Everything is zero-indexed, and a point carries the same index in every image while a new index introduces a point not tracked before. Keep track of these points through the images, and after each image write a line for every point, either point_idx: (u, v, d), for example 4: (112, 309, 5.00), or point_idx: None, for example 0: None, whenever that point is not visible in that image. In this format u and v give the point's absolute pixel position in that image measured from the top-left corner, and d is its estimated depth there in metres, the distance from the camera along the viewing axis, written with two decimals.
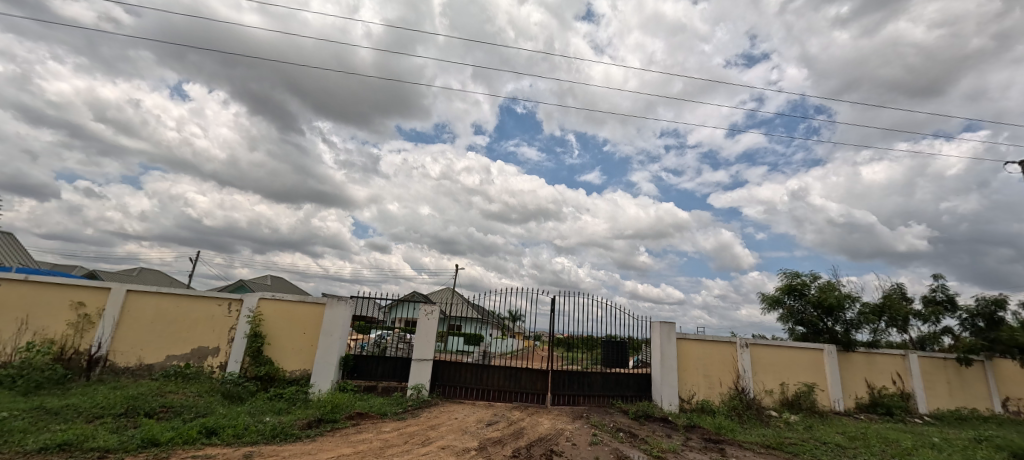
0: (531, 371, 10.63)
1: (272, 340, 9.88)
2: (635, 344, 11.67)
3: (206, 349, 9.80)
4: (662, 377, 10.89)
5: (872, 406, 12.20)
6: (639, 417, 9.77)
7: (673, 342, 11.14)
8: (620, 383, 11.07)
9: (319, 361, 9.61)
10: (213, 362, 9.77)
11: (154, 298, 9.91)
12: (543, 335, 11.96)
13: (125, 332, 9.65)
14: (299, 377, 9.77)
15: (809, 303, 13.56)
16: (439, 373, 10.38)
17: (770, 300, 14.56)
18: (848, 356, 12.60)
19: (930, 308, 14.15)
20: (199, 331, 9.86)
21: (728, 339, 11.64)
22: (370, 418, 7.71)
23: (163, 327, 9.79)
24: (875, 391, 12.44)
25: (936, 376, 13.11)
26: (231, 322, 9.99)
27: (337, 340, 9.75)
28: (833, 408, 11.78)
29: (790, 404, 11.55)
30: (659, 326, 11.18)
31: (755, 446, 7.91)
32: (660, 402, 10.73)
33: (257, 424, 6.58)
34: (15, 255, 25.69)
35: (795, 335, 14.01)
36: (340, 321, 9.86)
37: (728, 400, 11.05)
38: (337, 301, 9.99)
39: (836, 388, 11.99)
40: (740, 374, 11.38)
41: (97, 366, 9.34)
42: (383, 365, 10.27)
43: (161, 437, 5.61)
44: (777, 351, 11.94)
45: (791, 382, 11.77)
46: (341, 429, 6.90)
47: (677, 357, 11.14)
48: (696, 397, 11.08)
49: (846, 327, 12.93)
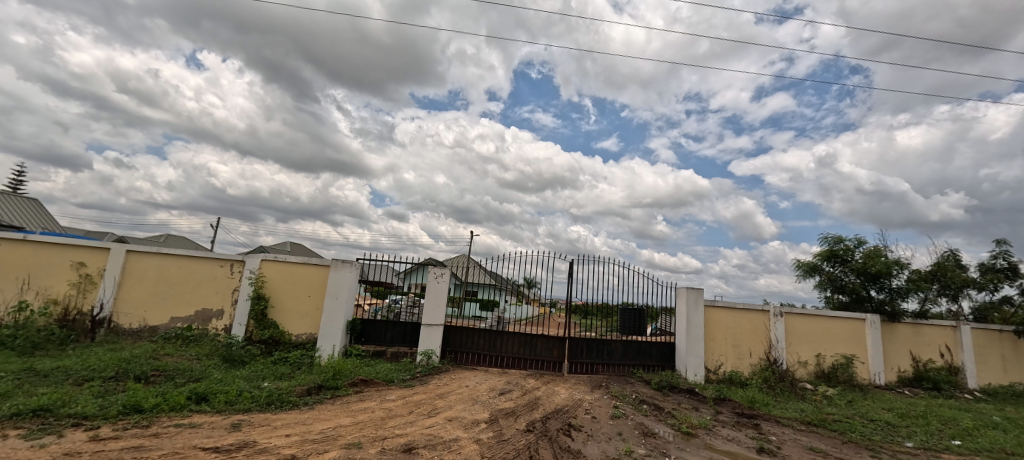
0: (547, 338, 10.03)
1: (276, 303, 9.46)
2: (654, 312, 11.02)
3: (210, 311, 9.44)
4: (688, 345, 10.17)
5: (916, 380, 11.35)
6: (663, 387, 9.14)
7: (701, 310, 10.36)
8: (641, 351, 10.41)
9: (326, 325, 9.20)
10: (218, 325, 9.41)
11: (156, 259, 9.53)
12: (557, 302, 11.32)
13: (127, 293, 9.33)
14: (305, 341, 9.37)
15: (852, 270, 12.58)
16: (450, 339, 9.88)
17: (807, 267, 13.62)
18: (891, 327, 11.71)
19: (988, 276, 13.07)
20: (203, 293, 9.48)
21: (761, 307, 10.80)
22: (376, 385, 7.22)
23: (165, 288, 9.43)
24: (920, 365, 11.57)
25: (989, 349, 12.15)
26: (234, 284, 9.58)
27: (343, 303, 9.29)
28: (873, 381, 10.98)
29: (826, 376, 10.75)
30: (686, 292, 10.39)
31: (794, 423, 7.17)
32: (685, 372, 10.06)
33: (253, 389, 6.11)
34: (43, 220, 26.19)
35: (833, 304, 13.14)
36: (346, 283, 9.38)
37: (760, 372, 10.30)
38: (343, 263, 9.47)
39: (877, 360, 11.15)
40: (772, 344, 10.60)
41: (101, 327, 9.07)
42: (392, 330, 9.81)
43: (144, 404, 5.14)
44: (814, 321, 11.07)
45: (828, 353, 10.95)
46: (342, 397, 6.40)
47: (704, 326, 10.38)
48: (724, 368, 10.36)
49: (891, 295, 12.00)
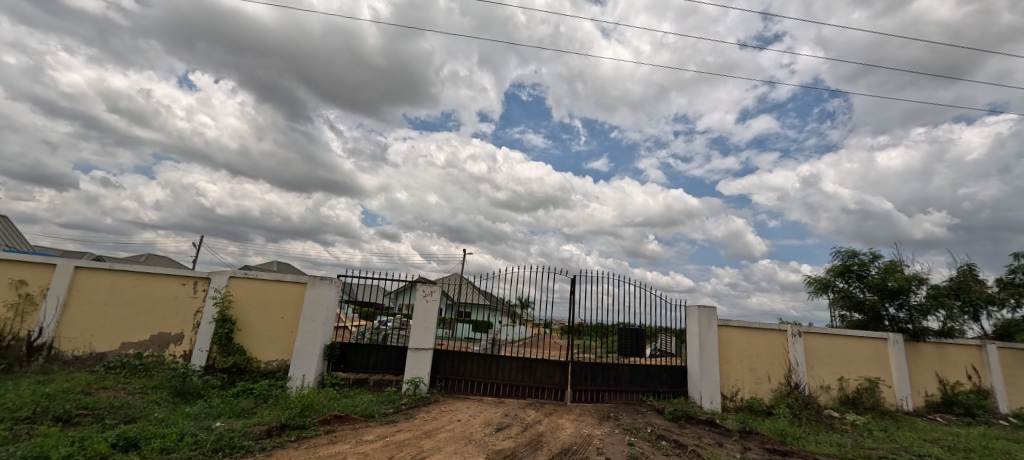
0: (548, 362, 9.06)
1: (244, 325, 8.41)
2: (653, 332, 10.05)
3: (168, 335, 8.35)
4: (701, 370, 9.24)
5: (946, 405, 10.53)
6: (678, 418, 8.20)
7: (714, 331, 9.46)
8: (650, 376, 9.45)
9: (300, 350, 8.16)
10: (176, 351, 8.31)
11: (108, 277, 8.47)
12: (554, 322, 10.31)
13: (73, 315, 8.25)
14: (275, 369, 8.29)
15: (868, 286, 11.81)
16: (440, 364, 8.87)
17: (819, 283, 12.84)
18: (914, 347, 10.94)
19: (1008, 292, 12.45)
20: (160, 315, 8.41)
21: (777, 327, 9.93)
22: (352, 422, 6.17)
23: (117, 310, 8.36)
24: (948, 388, 10.77)
25: (1018, 370, 11.44)
26: (197, 304, 8.52)
27: (320, 325, 8.29)
28: (901, 407, 10.12)
29: (851, 402, 9.86)
30: (697, 311, 9.51)
31: None
32: (700, 400, 9.11)
33: (199, 432, 5.05)
34: (9, 238, 24.70)
35: (848, 323, 12.33)
36: (325, 303, 8.39)
37: (781, 398, 9.40)
38: (320, 281, 8.50)
39: (903, 384, 10.31)
40: (792, 367, 9.72)
41: (39, 354, 7.96)
42: (376, 354, 8.77)
43: (52, 454, 4.09)
44: (835, 341, 10.23)
45: (851, 376, 10.09)
46: (309, 440, 5.35)
47: (718, 348, 9.48)
48: (741, 394, 9.43)
49: (912, 313, 11.24)
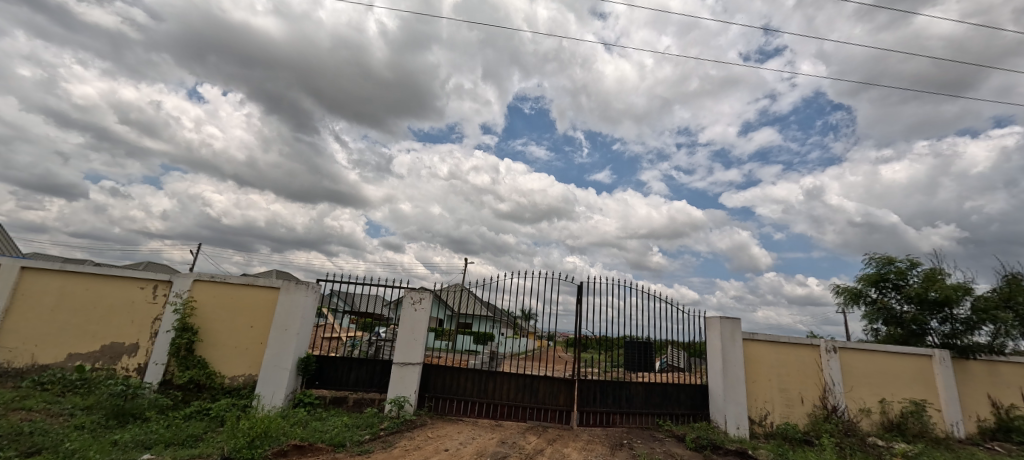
0: (552, 380, 7.99)
1: (207, 336, 7.41)
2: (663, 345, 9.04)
3: (121, 346, 7.36)
4: (726, 390, 8.13)
5: (1002, 432, 9.34)
6: (702, 447, 7.10)
7: (739, 345, 8.36)
8: (667, 396, 8.34)
9: (268, 364, 7.15)
10: (129, 364, 7.32)
11: (58, 279, 7.52)
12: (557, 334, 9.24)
13: (14, 322, 7.30)
14: (241, 386, 7.27)
15: (907, 297, 10.67)
16: (429, 381, 7.83)
17: (850, 293, 11.71)
18: (961, 366, 9.80)
19: None
20: (114, 323, 7.44)
21: (810, 341, 8.83)
22: (315, 454, 5.16)
23: (66, 317, 7.39)
24: (1002, 412, 9.60)
25: None
26: (157, 311, 7.53)
27: (293, 337, 7.28)
28: (952, 434, 8.96)
29: (895, 428, 8.71)
30: (720, 323, 8.42)
31: None
32: (725, 426, 8.00)
33: None
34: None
35: (882, 338, 11.18)
36: (299, 310, 7.39)
37: (816, 423, 8.28)
38: (296, 286, 7.53)
39: (953, 407, 9.14)
40: (828, 387, 8.59)
41: None
42: (357, 369, 7.73)
43: None
44: (875, 358, 9.09)
45: (893, 398, 8.96)
46: None
47: (744, 365, 8.38)
48: (772, 419, 8.32)
49: (957, 327, 10.07)
